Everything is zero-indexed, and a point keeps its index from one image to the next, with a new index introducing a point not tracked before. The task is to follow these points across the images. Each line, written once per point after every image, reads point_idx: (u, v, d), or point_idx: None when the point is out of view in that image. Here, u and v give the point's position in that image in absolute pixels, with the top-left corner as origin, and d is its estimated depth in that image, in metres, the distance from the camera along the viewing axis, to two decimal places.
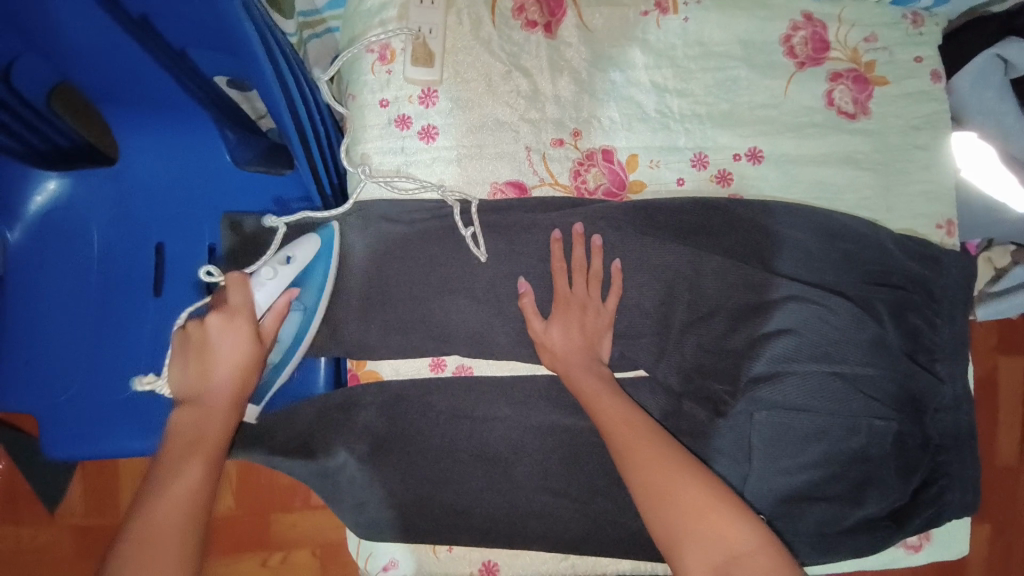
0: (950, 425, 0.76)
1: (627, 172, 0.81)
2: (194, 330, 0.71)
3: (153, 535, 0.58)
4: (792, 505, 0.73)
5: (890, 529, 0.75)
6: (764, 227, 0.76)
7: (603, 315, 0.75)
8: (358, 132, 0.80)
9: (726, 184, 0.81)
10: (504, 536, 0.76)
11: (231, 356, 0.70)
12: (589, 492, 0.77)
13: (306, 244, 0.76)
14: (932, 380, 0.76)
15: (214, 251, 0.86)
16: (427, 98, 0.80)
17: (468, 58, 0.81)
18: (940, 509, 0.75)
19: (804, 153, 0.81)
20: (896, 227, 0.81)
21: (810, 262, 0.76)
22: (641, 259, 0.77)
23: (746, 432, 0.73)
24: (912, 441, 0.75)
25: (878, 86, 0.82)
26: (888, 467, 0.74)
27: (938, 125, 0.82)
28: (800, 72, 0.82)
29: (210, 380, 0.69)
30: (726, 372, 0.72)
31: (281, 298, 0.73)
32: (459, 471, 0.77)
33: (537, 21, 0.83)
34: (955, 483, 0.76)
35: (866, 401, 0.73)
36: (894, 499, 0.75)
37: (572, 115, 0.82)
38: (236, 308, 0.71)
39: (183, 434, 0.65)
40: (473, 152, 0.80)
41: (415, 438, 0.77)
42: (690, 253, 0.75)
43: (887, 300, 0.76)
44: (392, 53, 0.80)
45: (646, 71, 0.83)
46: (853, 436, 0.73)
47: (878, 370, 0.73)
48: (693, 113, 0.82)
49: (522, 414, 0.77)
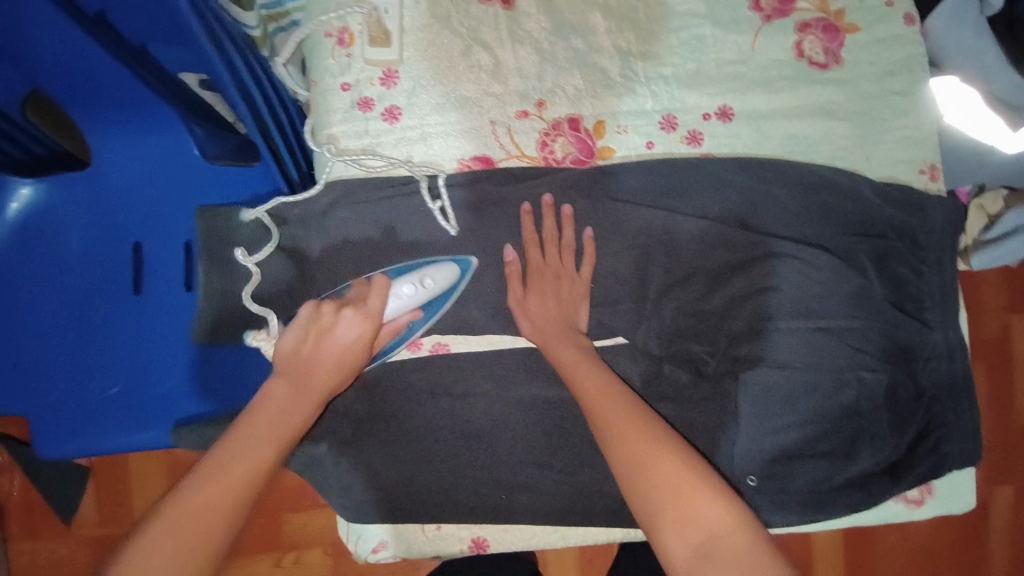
0: (943, 373, 0.79)
1: (594, 139, 0.79)
2: (325, 309, 0.69)
3: (206, 494, 0.55)
4: (783, 464, 0.76)
5: (886, 484, 0.77)
6: (738, 185, 0.78)
7: (578, 285, 0.75)
8: (321, 116, 0.76)
9: (696, 143, 0.80)
10: (491, 509, 0.77)
11: (345, 351, 0.69)
12: (575, 462, 0.77)
13: (444, 272, 0.74)
14: (921, 328, 0.79)
15: (191, 247, 0.84)
16: (389, 78, 0.76)
17: (428, 36, 0.77)
18: (940, 460, 0.78)
19: (775, 107, 0.81)
20: (876, 174, 0.82)
21: (788, 218, 0.79)
22: (614, 226, 0.77)
23: (735, 396, 0.76)
24: (903, 393, 0.78)
25: (849, 34, 0.82)
26: (879, 420, 0.78)
27: (914, 69, 0.82)
28: (766, 26, 0.82)
29: (314, 368, 0.67)
30: (707, 333, 0.76)
31: (402, 316, 0.72)
32: (443, 449, 0.77)
33: None
34: (953, 434, 0.79)
35: (852, 354, 0.77)
36: (889, 453, 0.78)
37: (535, 85, 0.79)
38: (368, 315, 0.70)
39: (271, 407, 0.64)
40: (439, 130, 0.77)
41: (398, 419, 0.76)
42: (663, 215, 0.77)
43: (868, 250, 0.79)
44: (350, 36, 0.76)
45: (608, 36, 0.80)
46: (843, 391, 0.77)
47: (863, 321, 0.77)
48: (659, 75, 0.81)
49: (502, 388, 0.78)
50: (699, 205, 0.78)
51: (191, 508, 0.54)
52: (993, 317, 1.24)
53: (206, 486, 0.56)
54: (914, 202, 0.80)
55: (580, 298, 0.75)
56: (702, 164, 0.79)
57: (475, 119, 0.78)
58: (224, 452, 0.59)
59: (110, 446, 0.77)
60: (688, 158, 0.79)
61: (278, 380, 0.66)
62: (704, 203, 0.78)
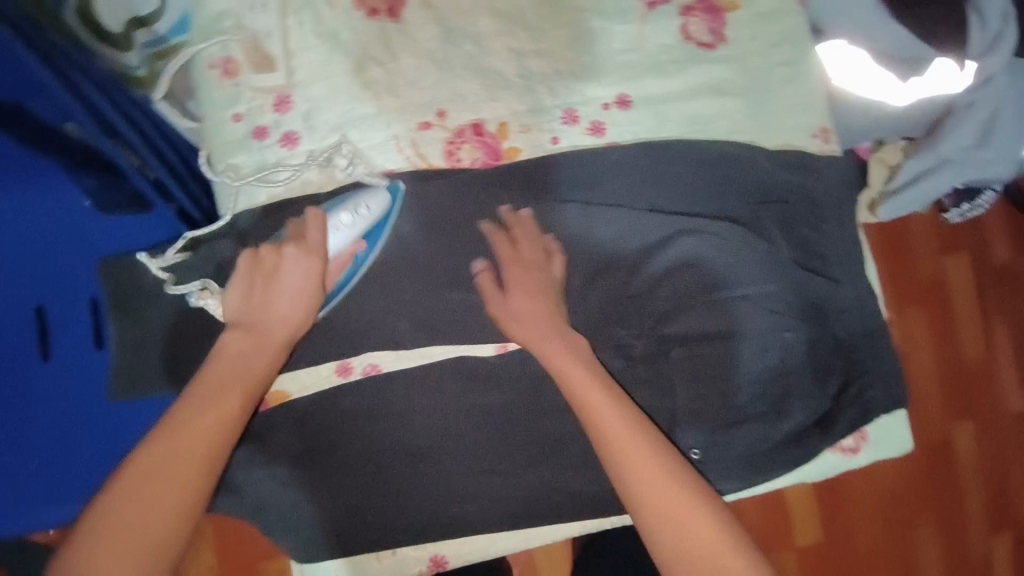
0: (857, 323, 0.90)
1: (499, 141, 0.88)
2: (264, 255, 0.77)
3: (166, 447, 0.64)
4: (721, 430, 0.86)
5: (818, 435, 0.88)
6: (639, 166, 0.89)
7: (547, 279, 0.82)
8: (218, 148, 0.84)
9: (600, 133, 0.90)
10: (439, 529, 0.83)
11: (294, 292, 0.75)
12: (522, 466, 0.85)
13: (376, 198, 0.81)
14: (829, 284, 0.90)
15: (97, 303, 0.85)
16: (282, 105, 0.86)
17: (314, 57, 0.87)
18: (866, 406, 0.89)
19: (668, 90, 0.92)
20: (773, 141, 0.93)
21: (691, 194, 0.90)
22: (535, 221, 0.85)
23: (667, 372, 0.87)
24: (823, 345, 0.89)
25: (730, 13, 0.95)
26: (805, 378, 0.88)
27: (796, 39, 0.95)
28: (650, 13, 0.93)
29: (268, 312, 0.75)
30: (635, 314, 0.87)
31: (346, 245, 0.80)
32: (388, 472, 0.82)
33: (378, 8, 0.89)
34: (875, 382, 0.90)
35: (772, 317, 0.87)
36: (816, 406, 0.89)
37: (436, 96, 0.88)
38: (310, 249, 0.77)
39: (231, 357, 0.72)
40: (337, 147, 0.85)
41: (334, 451, 0.82)
42: (574, 207, 0.87)
43: (772, 215, 0.91)
44: (235, 66, 0.85)
45: (499, 39, 0.91)
46: (767, 353, 0.87)
47: (776, 284, 0.88)
48: (554, 71, 0.91)
49: (438, 403, 0.84)
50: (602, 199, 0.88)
51: (155, 462, 0.63)
52: (927, 263, 1.34)
53: (166, 441, 0.64)
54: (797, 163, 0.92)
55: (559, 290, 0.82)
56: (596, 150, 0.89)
57: (381, 134, 0.86)
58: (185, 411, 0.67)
59: (45, 520, 0.81)
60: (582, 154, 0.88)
61: (232, 330, 0.74)
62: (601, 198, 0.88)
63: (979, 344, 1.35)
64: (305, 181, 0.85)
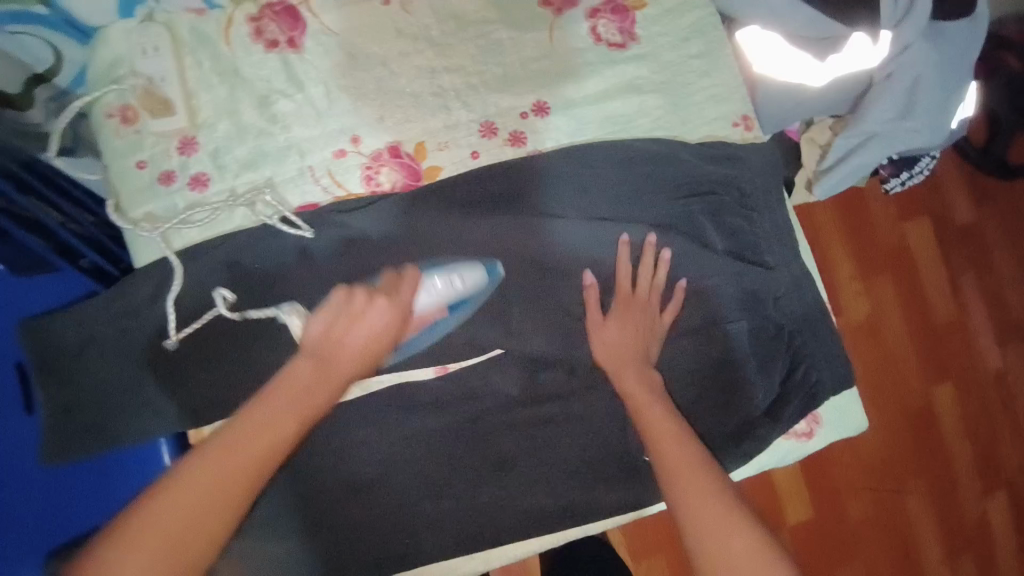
0: (795, 308, 1.03)
1: (418, 162, 0.97)
2: (358, 297, 0.79)
3: (221, 461, 0.65)
4: None
5: (768, 426, 0.99)
6: (551, 178, 0.97)
7: (650, 307, 0.95)
8: (125, 196, 0.90)
9: (521, 143, 1.00)
10: (398, 559, 0.94)
11: (377, 329, 0.78)
12: (472, 486, 0.96)
13: (473, 274, 0.91)
14: (766, 272, 1.01)
15: (23, 369, 0.88)
16: (187, 146, 0.92)
17: (210, 96, 0.94)
18: (815, 391, 1.01)
19: (585, 94, 1.03)
20: (698, 135, 1.04)
21: (609, 194, 0.99)
22: (455, 236, 0.93)
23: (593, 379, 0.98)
24: (765, 333, 1.01)
25: (637, 9, 1.06)
26: (750, 370, 1.00)
27: (704, 31, 1.07)
28: (559, 18, 1.04)
29: (344, 347, 0.76)
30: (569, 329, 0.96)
31: (428, 307, 0.87)
32: (336, 507, 0.93)
33: (277, 39, 0.96)
34: (818, 364, 1.02)
35: (719, 312, 0.99)
36: (766, 394, 1.01)
37: (347, 123, 0.96)
38: (398, 303, 0.81)
39: (299, 388, 0.72)
40: (246, 184, 0.93)
41: (296, 487, 0.92)
42: (489, 226, 0.94)
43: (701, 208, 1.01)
44: (132, 113, 0.91)
45: (413, 57, 0.99)
46: (711, 345, 0.99)
47: (715, 275, 0.98)
48: (467, 84, 1.00)
49: (385, 432, 0.95)
50: (516, 212, 0.95)
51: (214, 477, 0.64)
52: (888, 232, 1.37)
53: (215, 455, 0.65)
54: (708, 168, 1.01)
55: (656, 338, 0.94)
56: (507, 163, 0.97)
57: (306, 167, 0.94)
58: (242, 427, 0.68)
59: None
60: (496, 170, 0.96)
61: (304, 358, 0.75)
62: (513, 211, 0.95)
63: (948, 304, 1.39)
64: (229, 219, 0.92)
